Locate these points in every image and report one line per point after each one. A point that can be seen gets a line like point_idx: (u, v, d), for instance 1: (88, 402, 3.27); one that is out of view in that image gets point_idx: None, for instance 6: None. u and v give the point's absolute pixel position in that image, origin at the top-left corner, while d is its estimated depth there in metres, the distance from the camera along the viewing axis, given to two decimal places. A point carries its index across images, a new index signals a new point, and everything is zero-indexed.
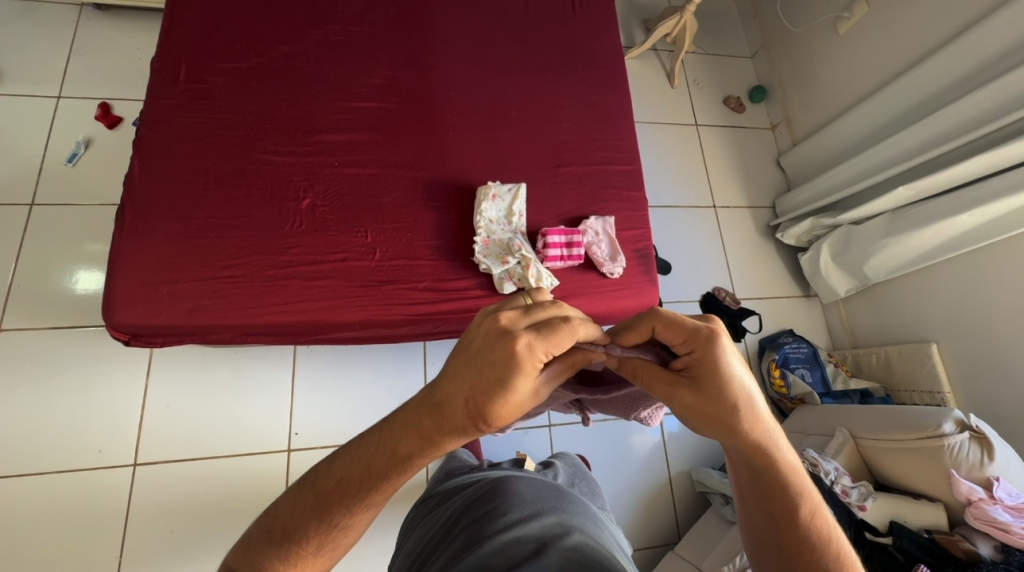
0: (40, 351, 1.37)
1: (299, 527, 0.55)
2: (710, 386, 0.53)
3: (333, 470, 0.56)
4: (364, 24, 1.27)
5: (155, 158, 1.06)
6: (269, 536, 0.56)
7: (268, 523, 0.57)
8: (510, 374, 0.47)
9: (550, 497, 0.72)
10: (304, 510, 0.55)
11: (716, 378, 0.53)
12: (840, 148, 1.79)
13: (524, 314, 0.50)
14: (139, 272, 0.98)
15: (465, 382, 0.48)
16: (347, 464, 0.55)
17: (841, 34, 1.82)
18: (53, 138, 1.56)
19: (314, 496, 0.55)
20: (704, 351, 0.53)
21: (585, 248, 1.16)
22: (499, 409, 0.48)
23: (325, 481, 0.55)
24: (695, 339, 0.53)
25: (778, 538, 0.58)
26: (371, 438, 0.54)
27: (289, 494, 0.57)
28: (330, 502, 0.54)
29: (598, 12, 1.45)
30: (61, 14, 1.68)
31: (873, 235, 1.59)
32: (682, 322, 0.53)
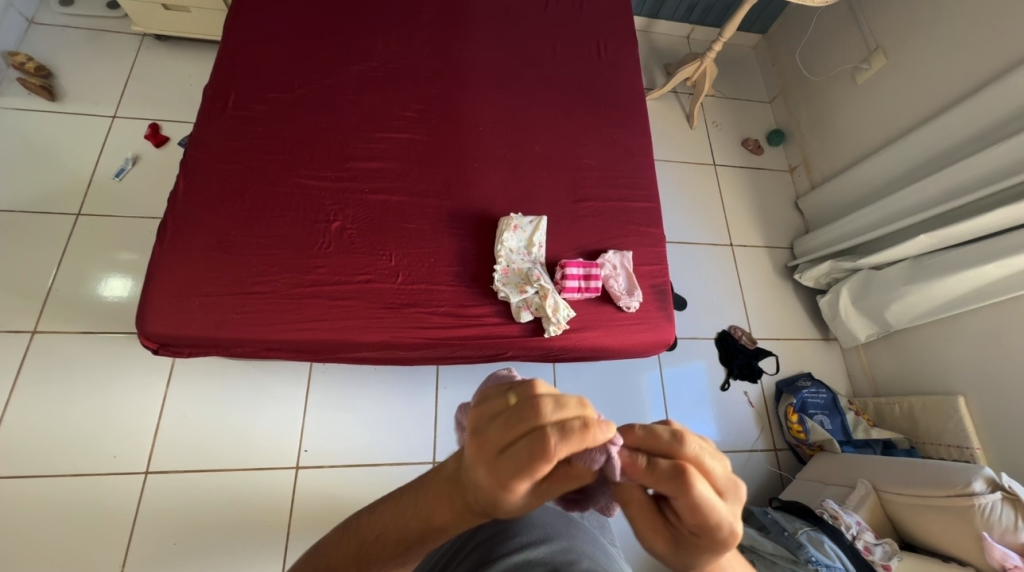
0: (69, 355, 1.42)
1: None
2: (684, 556, 0.50)
3: (374, 519, 0.55)
4: (402, 61, 1.36)
5: (199, 178, 1.13)
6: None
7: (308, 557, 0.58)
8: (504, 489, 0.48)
9: (559, 522, 0.70)
10: (341, 560, 0.54)
11: (701, 553, 0.50)
12: (859, 193, 1.80)
13: (496, 434, 0.47)
14: (173, 284, 1.03)
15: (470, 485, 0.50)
16: (390, 517, 0.54)
17: (860, 84, 1.87)
18: (105, 155, 1.67)
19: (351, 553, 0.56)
20: (708, 534, 0.48)
21: (602, 281, 1.17)
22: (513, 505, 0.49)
23: (364, 530, 0.55)
24: (706, 526, 0.48)
25: None
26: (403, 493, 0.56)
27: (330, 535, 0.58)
28: (370, 553, 0.54)
29: (622, 56, 1.52)
30: (125, 43, 1.83)
31: (894, 281, 1.58)
32: (699, 498, 0.47)
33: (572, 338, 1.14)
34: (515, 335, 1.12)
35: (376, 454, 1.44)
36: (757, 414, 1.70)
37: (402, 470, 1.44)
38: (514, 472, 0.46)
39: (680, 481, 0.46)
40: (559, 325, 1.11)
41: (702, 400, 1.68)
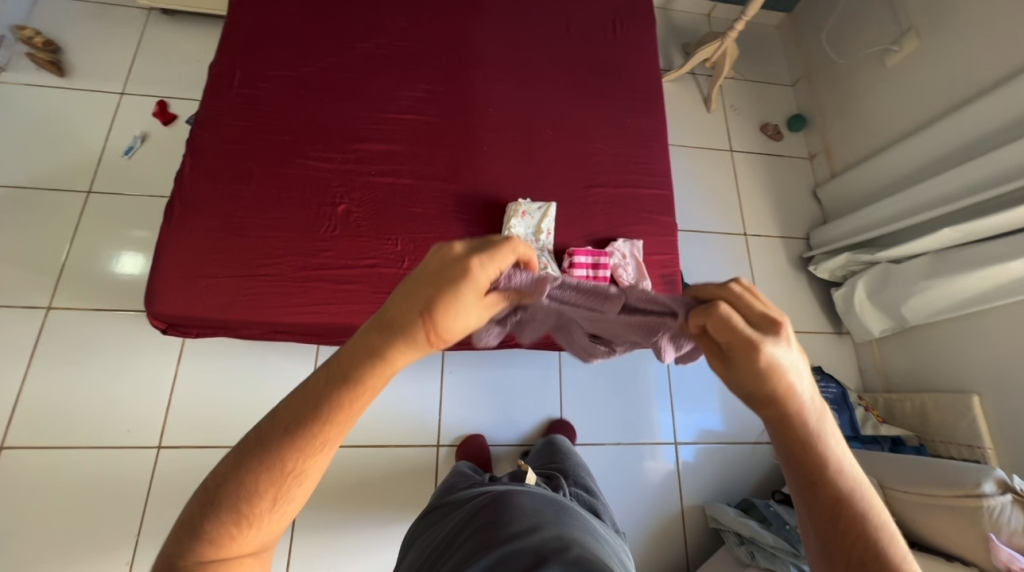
0: (83, 331, 1.44)
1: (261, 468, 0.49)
2: (746, 388, 0.52)
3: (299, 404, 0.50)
4: (410, 39, 1.32)
5: (205, 158, 1.11)
6: (219, 514, 0.49)
7: (209, 494, 0.49)
8: (448, 318, 0.48)
9: (547, 509, 0.71)
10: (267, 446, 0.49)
11: (747, 374, 0.51)
12: (881, 183, 1.74)
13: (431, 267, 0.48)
14: (181, 265, 1.03)
15: (408, 330, 0.48)
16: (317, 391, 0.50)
17: (889, 67, 1.78)
18: (114, 131, 1.67)
19: (269, 459, 0.49)
20: (740, 351, 0.50)
21: (611, 271, 1.15)
22: (461, 337, 0.50)
23: (287, 417, 0.50)
24: (738, 344, 0.50)
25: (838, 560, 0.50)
26: (319, 374, 0.50)
27: (228, 456, 0.50)
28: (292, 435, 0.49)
29: (638, 35, 1.46)
30: (133, 17, 1.80)
31: (913, 275, 1.53)
32: (734, 321, 0.50)
33: None
34: None
35: (382, 437, 1.46)
36: None
37: (406, 453, 1.46)
38: (456, 298, 0.48)
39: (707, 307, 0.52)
40: None
41: (708, 391, 1.67)
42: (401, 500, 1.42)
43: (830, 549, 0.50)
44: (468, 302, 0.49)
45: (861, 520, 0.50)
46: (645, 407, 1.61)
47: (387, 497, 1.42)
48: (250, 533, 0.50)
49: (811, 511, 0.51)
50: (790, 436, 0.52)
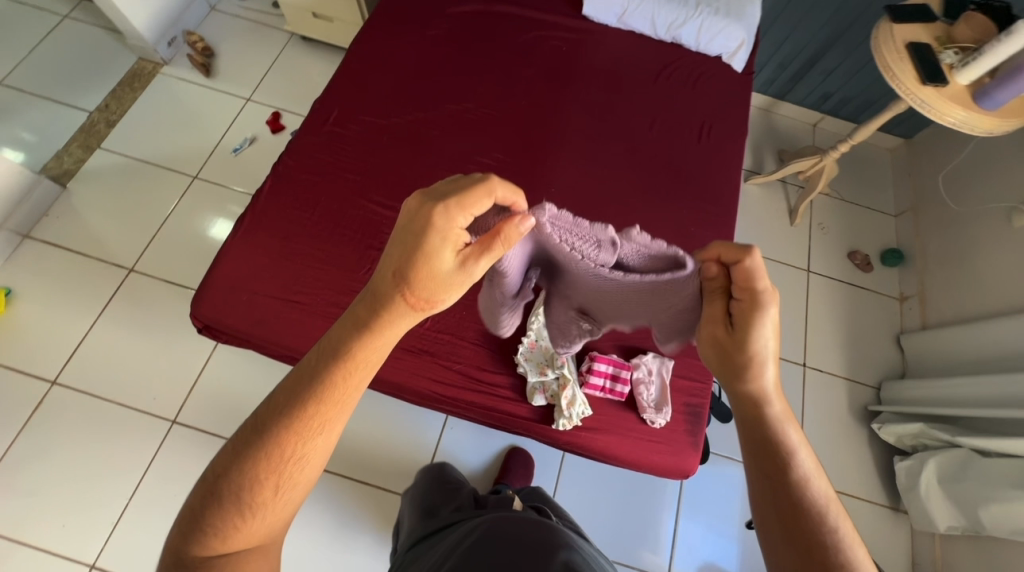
0: (151, 299, 1.63)
1: (262, 448, 0.54)
2: (746, 349, 0.61)
3: (294, 382, 0.57)
4: (495, 108, 1.39)
5: (284, 183, 1.22)
6: (222, 506, 0.54)
7: (211, 487, 0.55)
8: (422, 276, 0.57)
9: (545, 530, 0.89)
10: (269, 423, 0.55)
11: (752, 325, 0.61)
12: (980, 354, 1.50)
13: (405, 217, 0.56)
14: (231, 275, 1.12)
15: (392, 289, 0.57)
16: (311, 367, 0.57)
17: (1015, 228, 1.56)
18: (231, 129, 1.89)
19: (267, 443, 0.54)
20: (753, 300, 0.60)
21: (631, 386, 1.07)
22: (441, 292, 0.58)
23: (284, 395, 0.56)
24: (755, 299, 0.60)
25: (781, 524, 0.58)
26: (311, 357, 0.57)
27: (227, 448, 0.56)
28: (288, 412, 0.55)
29: (724, 144, 1.42)
30: (277, 37, 2.07)
31: (1002, 479, 1.29)
32: (746, 281, 0.61)
33: (580, 436, 1.06)
34: (522, 417, 1.06)
35: (368, 474, 1.47)
36: None
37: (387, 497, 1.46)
38: (423, 251, 0.56)
39: (738, 254, 0.62)
40: (570, 420, 1.03)
41: (720, 507, 1.55)
42: (369, 544, 1.41)
43: (788, 525, 0.57)
44: (440, 252, 0.57)
45: (817, 506, 0.57)
46: (649, 510, 1.53)
47: (355, 534, 1.42)
48: (252, 522, 0.55)
49: (777, 488, 0.58)
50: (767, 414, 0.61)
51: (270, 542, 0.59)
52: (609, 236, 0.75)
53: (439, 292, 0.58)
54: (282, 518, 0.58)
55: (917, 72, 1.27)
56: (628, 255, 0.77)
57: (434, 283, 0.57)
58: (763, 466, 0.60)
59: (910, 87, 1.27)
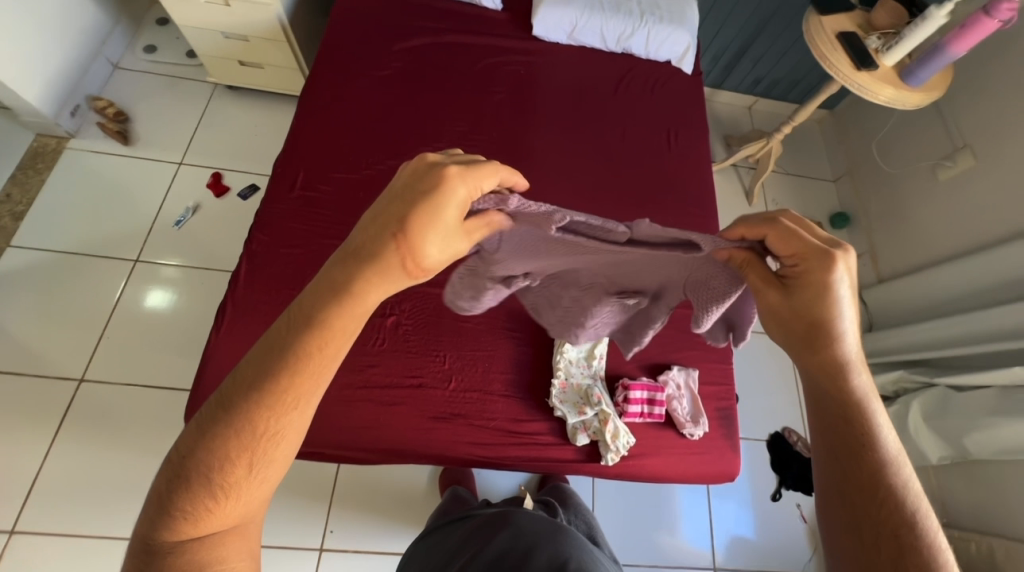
0: (113, 409, 1.44)
1: (230, 424, 0.47)
2: (806, 320, 0.58)
3: (263, 352, 0.48)
4: (469, 145, 1.34)
5: (261, 262, 1.11)
6: (191, 486, 0.47)
7: (179, 468, 0.47)
8: (418, 233, 0.48)
9: (547, 525, 0.95)
10: (235, 395, 0.47)
11: (810, 289, 0.57)
12: (936, 299, 1.67)
13: (405, 178, 0.49)
14: (226, 377, 1.01)
15: (377, 251, 0.48)
16: (279, 336, 0.48)
17: (942, 181, 1.75)
18: (168, 200, 1.70)
19: (235, 419, 0.46)
20: (805, 262, 0.58)
21: (666, 405, 1.08)
22: (433, 259, 0.50)
23: (252, 364, 0.47)
24: (807, 259, 0.57)
25: (865, 516, 0.54)
26: (283, 323, 0.48)
27: (192, 426, 0.48)
28: (255, 384, 0.47)
29: (692, 147, 1.47)
30: (199, 90, 1.89)
31: (978, 409, 1.44)
32: (804, 241, 0.58)
33: (628, 466, 1.06)
34: (568, 460, 1.06)
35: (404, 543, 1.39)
36: (811, 531, 1.59)
37: None
38: (422, 214, 0.48)
39: (770, 221, 0.60)
40: (617, 453, 1.04)
41: (744, 483, 1.61)
42: None
43: (853, 508, 0.54)
44: (440, 219, 0.49)
45: (897, 490, 0.54)
46: (680, 502, 1.56)
47: None
48: (227, 504, 0.48)
49: (850, 469, 0.55)
50: (848, 385, 0.57)
51: (250, 524, 0.52)
52: (621, 223, 0.68)
53: (434, 255, 0.49)
54: (260, 502, 0.50)
55: (851, 58, 1.38)
56: (639, 237, 0.71)
57: (429, 242, 0.49)
58: (832, 443, 0.57)
59: (848, 73, 1.37)
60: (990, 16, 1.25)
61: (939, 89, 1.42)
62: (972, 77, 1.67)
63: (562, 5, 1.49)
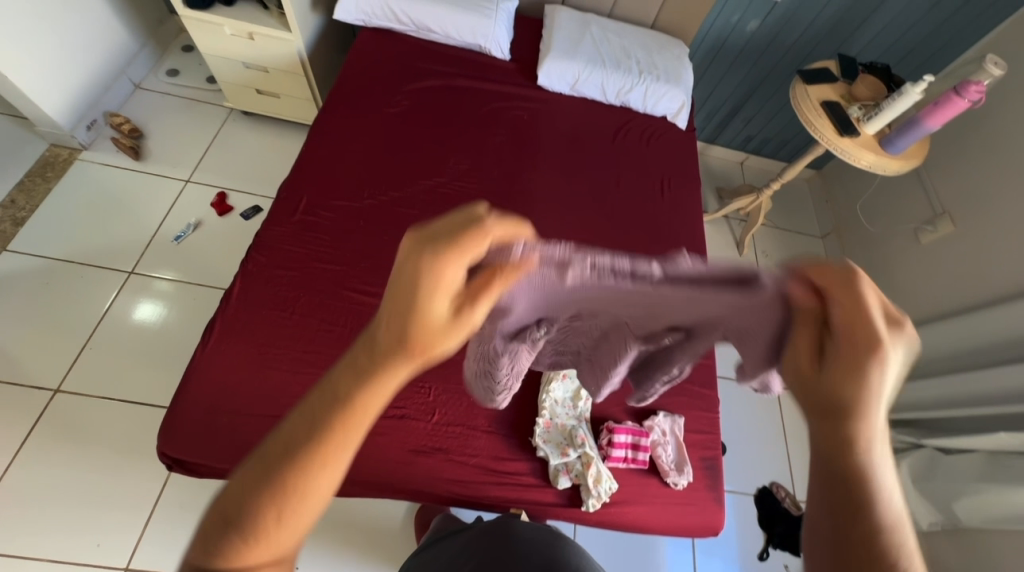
0: (84, 422, 1.39)
1: (263, 488, 0.43)
2: (830, 404, 0.49)
3: (300, 417, 0.44)
4: (469, 182, 1.39)
5: (254, 282, 1.12)
6: (229, 542, 0.43)
7: (213, 528, 0.43)
8: (429, 323, 0.43)
9: (548, 533, 0.94)
10: (269, 458, 0.44)
11: (852, 368, 0.48)
12: (921, 358, 1.69)
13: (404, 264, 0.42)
14: (205, 397, 1.00)
15: (394, 333, 0.43)
16: (314, 402, 0.44)
17: (924, 244, 1.81)
18: (170, 215, 1.73)
19: (274, 482, 0.43)
20: (856, 337, 0.48)
21: (651, 452, 1.06)
22: (450, 340, 0.45)
23: (290, 429, 0.44)
24: (863, 332, 0.48)
25: None
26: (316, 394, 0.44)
27: (228, 484, 0.44)
28: (293, 450, 0.43)
29: (685, 197, 1.53)
30: (214, 114, 1.96)
31: (966, 474, 1.42)
32: (870, 321, 0.47)
33: (610, 512, 1.03)
34: (549, 502, 1.03)
35: None
36: None
37: None
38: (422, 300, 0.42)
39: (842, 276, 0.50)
40: (599, 498, 1.02)
41: (730, 538, 1.56)
42: None
43: None
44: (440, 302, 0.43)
45: None
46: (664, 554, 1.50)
47: None
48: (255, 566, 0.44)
49: None
50: (863, 486, 0.49)
51: None
52: (651, 266, 0.60)
53: (451, 340, 0.45)
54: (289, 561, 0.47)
55: (834, 124, 1.47)
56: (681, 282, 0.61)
57: (438, 331, 0.43)
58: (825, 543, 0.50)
59: (831, 138, 1.46)
60: (961, 96, 1.33)
61: (916, 158, 1.50)
62: (949, 149, 1.77)
63: (565, 60, 1.59)
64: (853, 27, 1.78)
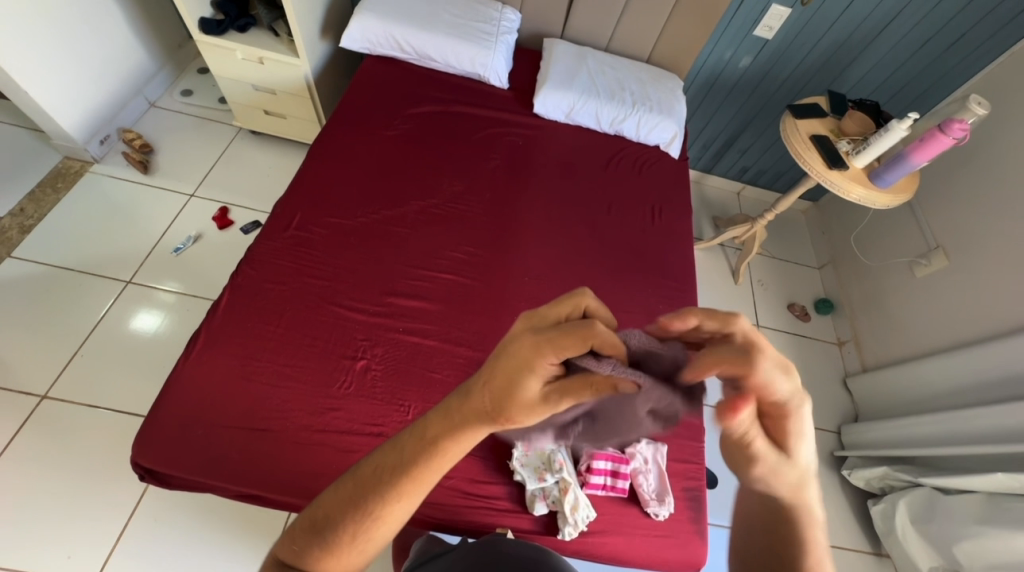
0: (68, 429, 1.39)
1: (340, 512, 0.52)
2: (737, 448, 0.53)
3: (376, 462, 0.53)
4: (462, 203, 1.42)
5: (243, 295, 1.14)
6: (310, 549, 0.53)
7: (309, 523, 0.54)
8: (512, 406, 0.46)
9: (530, 551, 0.84)
10: (344, 490, 0.53)
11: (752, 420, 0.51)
12: (917, 393, 1.65)
13: (512, 348, 0.45)
14: (183, 407, 1.00)
15: (481, 411, 0.47)
16: (387, 452, 0.53)
17: (919, 277, 1.80)
18: (172, 228, 1.77)
19: (351, 508, 0.52)
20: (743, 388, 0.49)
21: (631, 479, 1.04)
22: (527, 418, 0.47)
23: (366, 468, 0.53)
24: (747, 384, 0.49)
25: None
26: (410, 433, 0.52)
27: (322, 495, 0.55)
28: (367, 489, 0.52)
29: (675, 224, 1.55)
30: (223, 132, 2.03)
31: (965, 516, 1.37)
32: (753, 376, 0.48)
33: (588, 543, 1.01)
34: (524, 529, 1.01)
35: None
36: None
37: None
38: (518, 385, 0.45)
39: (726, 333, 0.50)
40: (576, 527, 0.99)
41: None
42: None
43: None
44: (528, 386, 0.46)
45: None
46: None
47: None
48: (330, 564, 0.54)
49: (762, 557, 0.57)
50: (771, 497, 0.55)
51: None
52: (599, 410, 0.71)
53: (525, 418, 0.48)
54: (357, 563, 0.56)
55: (823, 157, 1.49)
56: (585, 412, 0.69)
57: (527, 413, 0.47)
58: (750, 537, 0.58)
59: (820, 170, 1.48)
60: (946, 133, 1.36)
61: (906, 191, 1.51)
62: (941, 184, 1.78)
63: (561, 90, 1.64)
64: (843, 66, 1.83)
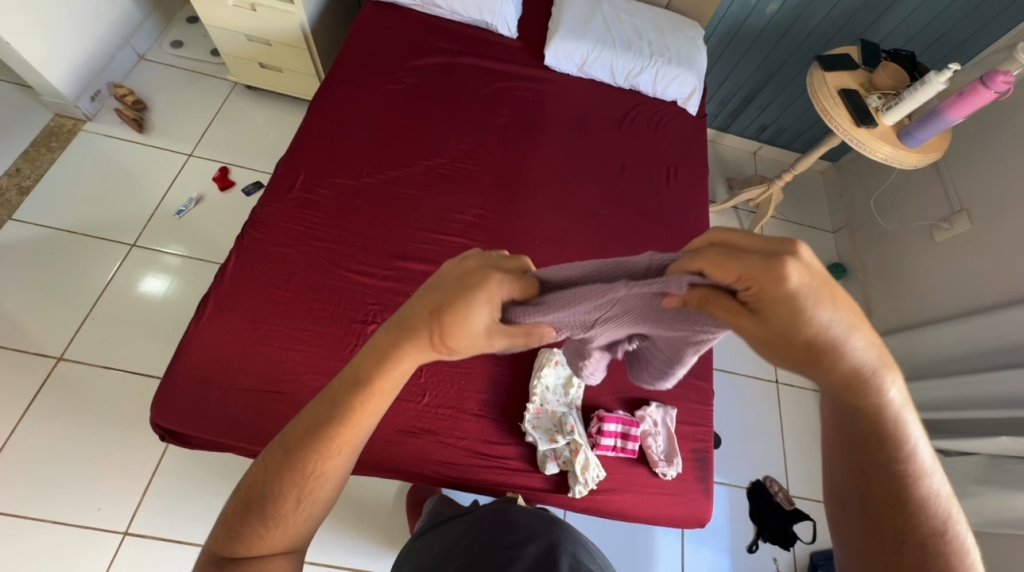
0: (86, 390, 1.42)
1: (275, 481, 0.53)
2: (786, 352, 0.49)
3: (300, 424, 0.54)
4: (470, 163, 1.37)
5: (249, 258, 1.12)
6: (251, 517, 0.54)
7: (245, 498, 0.55)
8: (454, 326, 0.48)
9: (540, 521, 0.88)
10: (275, 458, 0.54)
11: (785, 311, 0.47)
12: (926, 358, 1.65)
13: (458, 273, 0.51)
14: (198, 370, 1.01)
15: (420, 335, 0.49)
16: (310, 411, 0.53)
17: (938, 242, 1.76)
18: (172, 189, 1.73)
19: (286, 469, 0.53)
20: (762, 289, 0.47)
21: (641, 441, 1.06)
22: (465, 344, 0.50)
23: (291, 433, 0.54)
24: (759, 279, 0.47)
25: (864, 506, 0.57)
26: (338, 381, 0.53)
27: (253, 468, 0.56)
28: (297, 450, 0.53)
29: (690, 185, 1.49)
30: (217, 87, 1.94)
31: (964, 476, 1.40)
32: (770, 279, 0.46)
33: (597, 500, 1.04)
34: (536, 488, 1.04)
35: (364, 560, 1.35)
36: None
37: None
38: (463, 306, 0.48)
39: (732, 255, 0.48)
40: (586, 485, 1.02)
41: (721, 530, 1.56)
42: None
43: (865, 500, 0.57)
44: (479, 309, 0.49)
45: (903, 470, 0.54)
46: (651, 542, 1.51)
47: None
48: (277, 532, 0.55)
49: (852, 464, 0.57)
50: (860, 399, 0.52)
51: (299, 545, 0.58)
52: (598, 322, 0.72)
53: (463, 345, 0.50)
54: (307, 528, 0.57)
55: (851, 114, 1.41)
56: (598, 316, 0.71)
57: (467, 336, 0.49)
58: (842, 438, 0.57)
59: (848, 128, 1.40)
60: (987, 87, 1.27)
61: (936, 150, 1.44)
62: (971, 143, 1.70)
63: (574, 39, 1.54)
64: (878, 11, 1.70)
